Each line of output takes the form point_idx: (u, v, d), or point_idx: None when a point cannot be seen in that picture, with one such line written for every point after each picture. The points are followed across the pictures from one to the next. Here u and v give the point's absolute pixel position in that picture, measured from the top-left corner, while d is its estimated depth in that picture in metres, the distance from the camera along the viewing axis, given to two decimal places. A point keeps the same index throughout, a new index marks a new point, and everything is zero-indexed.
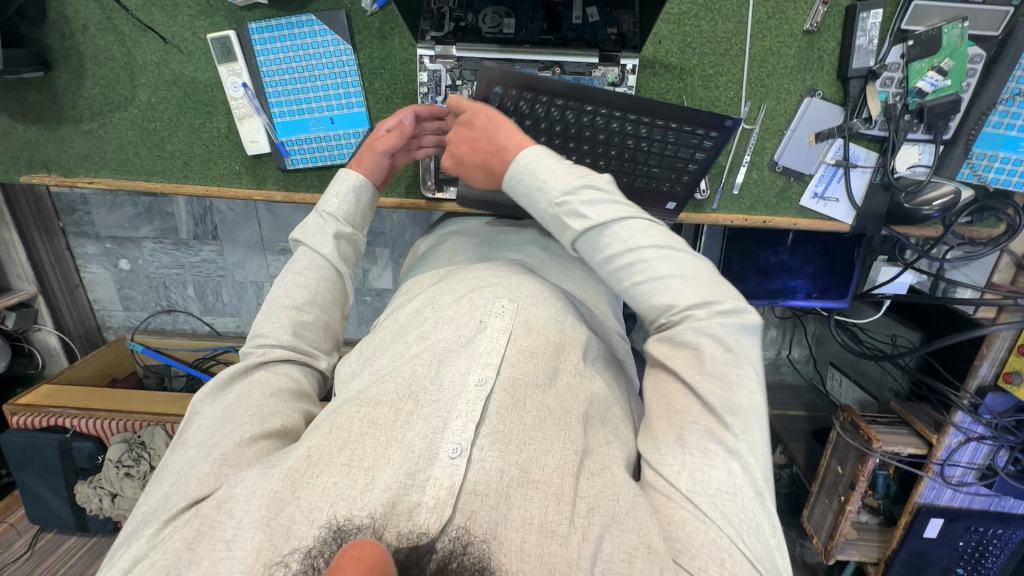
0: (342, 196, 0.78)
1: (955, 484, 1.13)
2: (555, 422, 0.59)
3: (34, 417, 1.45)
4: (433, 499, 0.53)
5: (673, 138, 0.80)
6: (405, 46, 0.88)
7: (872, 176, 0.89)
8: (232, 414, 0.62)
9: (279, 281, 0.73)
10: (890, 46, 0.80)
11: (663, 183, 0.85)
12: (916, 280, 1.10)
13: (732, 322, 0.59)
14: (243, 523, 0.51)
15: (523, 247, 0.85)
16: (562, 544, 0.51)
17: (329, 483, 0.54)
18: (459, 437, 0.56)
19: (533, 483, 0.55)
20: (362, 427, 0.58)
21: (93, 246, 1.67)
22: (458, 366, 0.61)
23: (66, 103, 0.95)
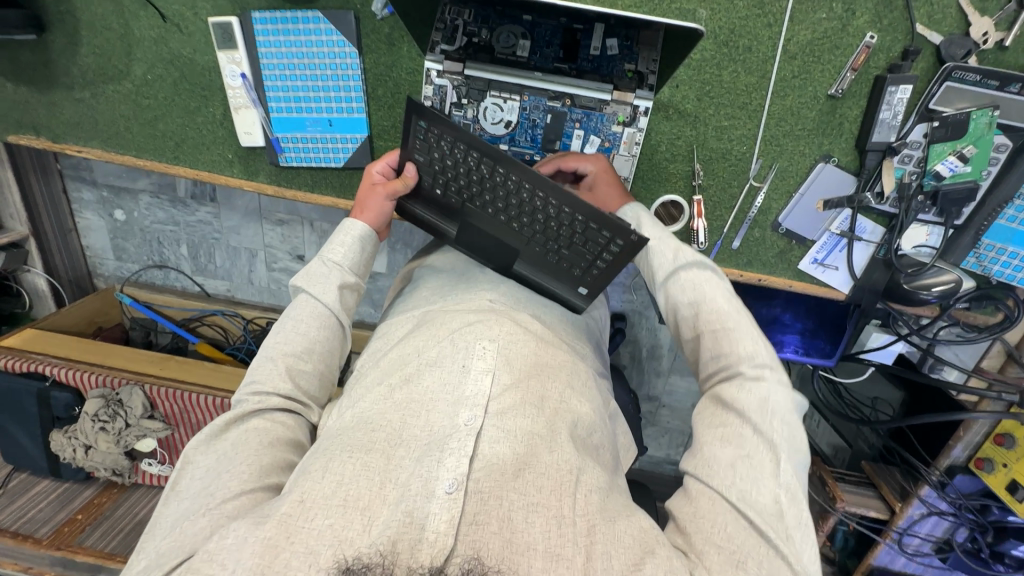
0: (347, 244, 0.78)
1: (909, 553, 1.15)
2: (547, 444, 0.61)
3: (17, 360, 1.44)
4: (434, 533, 0.53)
5: (581, 229, 0.75)
6: (412, 56, 0.85)
7: (875, 251, 0.86)
8: (228, 463, 0.60)
9: (278, 326, 0.72)
10: (914, 124, 0.77)
11: (573, 267, 0.79)
12: (904, 349, 1.09)
13: (704, 281, 0.70)
14: (235, 574, 0.48)
15: (500, 284, 0.80)
16: (568, 567, 0.52)
17: (325, 525, 0.53)
18: (454, 471, 0.57)
19: (535, 505, 0.56)
20: (354, 470, 0.58)
21: (89, 193, 1.65)
22: (445, 411, 0.63)
23: (59, 68, 0.92)
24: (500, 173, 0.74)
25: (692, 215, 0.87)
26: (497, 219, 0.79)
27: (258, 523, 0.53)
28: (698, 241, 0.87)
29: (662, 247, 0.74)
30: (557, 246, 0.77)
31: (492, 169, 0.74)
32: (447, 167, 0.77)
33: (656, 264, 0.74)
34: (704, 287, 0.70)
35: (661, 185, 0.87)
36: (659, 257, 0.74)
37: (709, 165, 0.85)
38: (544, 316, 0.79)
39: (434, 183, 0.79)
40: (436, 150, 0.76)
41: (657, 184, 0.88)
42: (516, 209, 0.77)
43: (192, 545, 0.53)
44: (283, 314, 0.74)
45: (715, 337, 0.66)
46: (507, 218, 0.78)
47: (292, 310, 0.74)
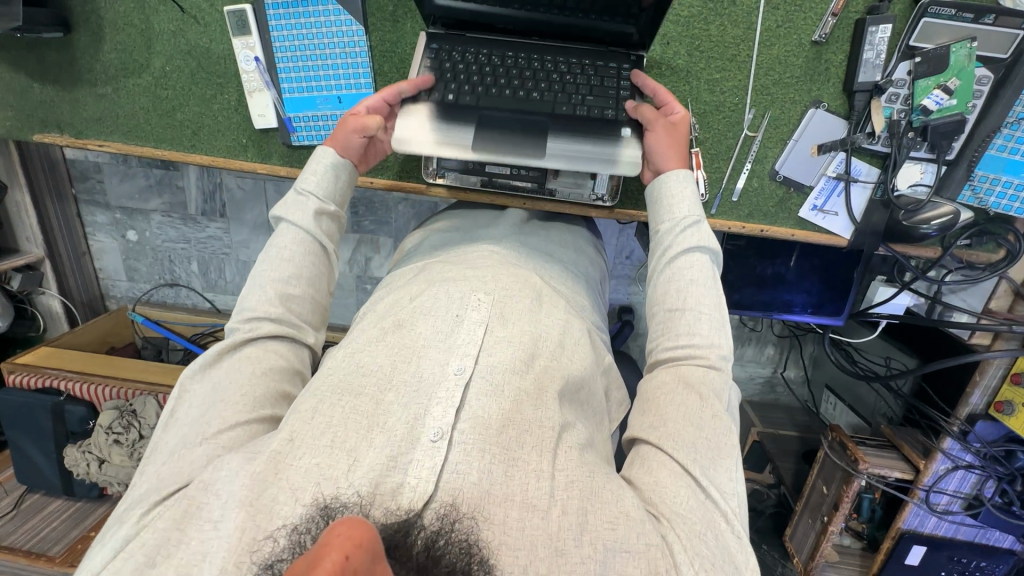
0: (319, 173, 0.79)
1: (939, 512, 1.13)
2: (532, 401, 0.59)
3: (33, 377, 1.48)
4: (416, 480, 0.52)
5: (594, 71, 0.83)
6: (416, 31, 0.90)
7: (872, 192, 0.88)
8: (221, 393, 0.61)
9: (262, 256, 0.73)
10: (897, 62, 0.81)
11: (605, 111, 0.82)
12: (913, 303, 1.09)
13: (704, 269, 0.72)
14: (227, 504, 0.51)
15: (502, 239, 0.85)
16: (542, 518, 0.51)
17: (311, 464, 0.53)
18: (440, 421, 0.55)
19: (513, 460, 0.55)
20: (344, 413, 0.57)
21: (102, 216, 1.70)
22: (436, 358, 0.61)
23: (83, 66, 0.97)
24: (509, 56, 0.85)
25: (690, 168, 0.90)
26: (517, 96, 0.83)
27: (247, 460, 0.54)
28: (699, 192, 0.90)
29: (687, 223, 0.75)
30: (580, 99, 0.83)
31: (501, 56, 0.85)
32: (458, 73, 0.84)
33: (673, 231, 0.75)
34: (702, 284, 0.71)
35: None
36: (674, 232, 0.75)
37: (704, 118, 0.88)
38: (541, 271, 0.80)
39: (446, 91, 0.83)
40: (448, 59, 0.85)
41: None
42: (531, 81, 0.84)
43: (185, 475, 0.55)
44: (265, 244, 0.75)
45: (698, 319, 0.69)
46: (526, 92, 0.83)
47: (274, 238, 0.75)
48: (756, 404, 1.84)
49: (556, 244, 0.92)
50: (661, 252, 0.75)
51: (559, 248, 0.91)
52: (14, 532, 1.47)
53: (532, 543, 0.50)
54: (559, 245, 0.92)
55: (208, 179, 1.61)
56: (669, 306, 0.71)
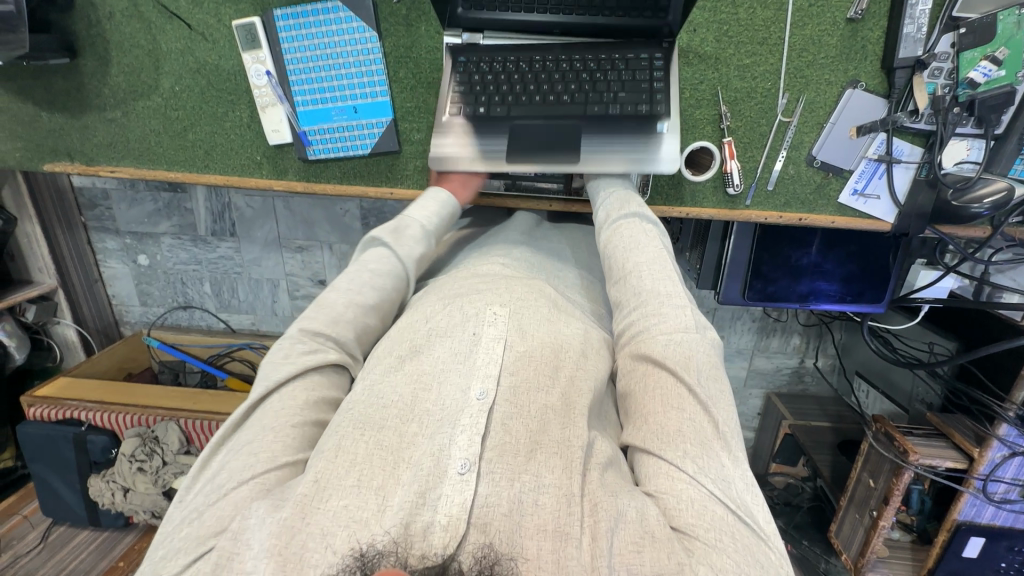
0: (439, 214, 0.82)
1: (998, 501, 1.08)
2: (560, 420, 0.56)
3: (52, 409, 1.46)
4: (446, 517, 0.48)
5: (625, 65, 0.80)
6: (431, 34, 0.86)
7: (916, 172, 0.85)
8: (274, 420, 0.57)
9: (356, 275, 0.72)
10: (939, 35, 0.77)
11: (639, 106, 0.79)
12: (956, 284, 1.07)
13: (647, 232, 0.74)
14: (260, 552, 0.45)
15: (513, 250, 0.83)
16: (578, 546, 0.47)
17: (339, 507, 0.49)
18: (466, 451, 0.52)
19: (545, 486, 0.51)
20: (368, 449, 0.53)
21: (113, 242, 1.69)
22: (457, 383, 0.58)
23: (90, 91, 0.95)
24: (538, 59, 0.83)
25: (723, 158, 0.86)
26: (547, 102, 0.82)
27: (275, 507, 0.49)
28: (733, 182, 0.87)
29: (621, 194, 0.80)
30: (611, 97, 0.80)
31: (528, 61, 0.83)
32: (486, 86, 0.83)
33: (607, 205, 0.79)
34: (638, 246, 0.72)
35: (689, 132, 0.87)
36: (608, 205, 0.79)
37: (735, 105, 0.85)
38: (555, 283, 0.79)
39: (477, 103, 0.83)
40: (476, 70, 0.83)
41: (685, 131, 0.87)
42: (562, 81, 0.82)
43: (218, 523, 0.49)
44: (360, 262, 0.74)
45: (640, 275, 0.68)
46: (556, 95, 0.82)
47: (369, 256, 0.75)
48: (784, 395, 1.79)
49: (566, 250, 0.92)
50: (601, 226, 0.78)
51: (571, 255, 0.91)
52: (43, 567, 1.45)
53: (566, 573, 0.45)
54: (570, 256, 0.91)
55: (217, 200, 1.59)
56: (612, 276, 0.72)
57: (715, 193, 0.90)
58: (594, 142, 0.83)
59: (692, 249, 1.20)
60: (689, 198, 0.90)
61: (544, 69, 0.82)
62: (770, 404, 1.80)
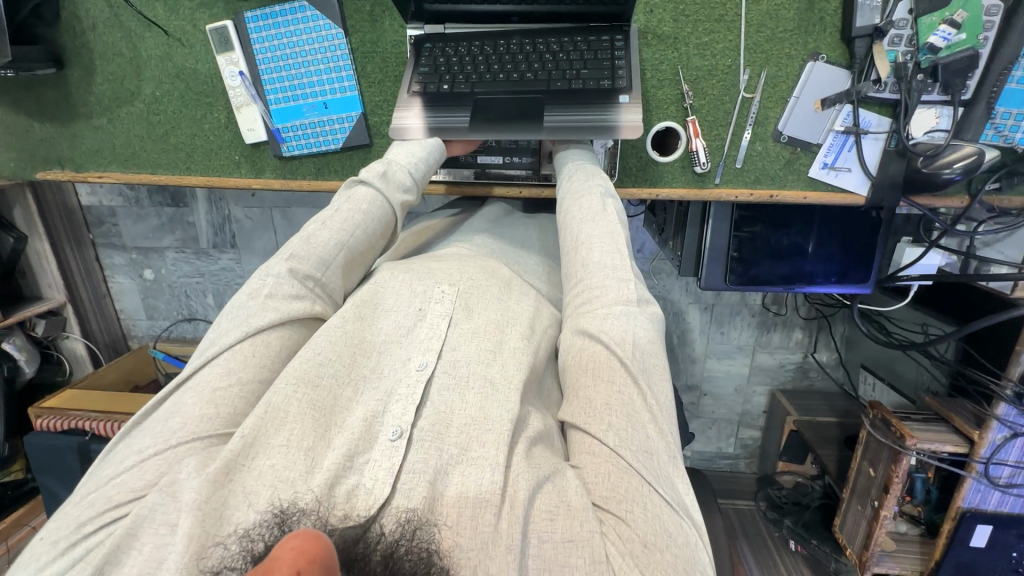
0: (418, 160, 0.79)
1: (1002, 485, 1.03)
2: (498, 397, 0.56)
3: (58, 420, 1.49)
4: (372, 480, 0.49)
5: (585, 45, 0.82)
6: (395, 28, 0.88)
7: (886, 143, 0.83)
8: (240, 368, 0.55)
9: (338, 213, 0.69)
10: (896, 2, 0.76)
11: (601, 81, 0.80)
12: (944, 262, 1.04)
13: (604, 205, 0.74)
14: (185, 508, 0.45)
15: (476, 237, 0.84)
16: (495, 513, 0.47)
17: (265, 466, 0.49)
18: (399, 419, 0.54)
19: (471, 458, 0.51)
20: (301, 407, 0.53)
21: (119, 257, 1.74)
22: (399, 355, 0.61)
23: (78, 100, 0.99)
24: (501, 43, 0.84)
25: (689, 137, 0.87)
26: (510, 79, 0.82)
27: (204, 464, 0.48)
28: (700, 161, 0.87)
29: (589, 168, 0.80)
30: (573, 73, 0.81)
31: (493, 45, 0.84)
32: (451, 67, 0.85)
33: (573, 175, 0.80)
34: (593, 219, 0.72)
35: (653, 113, 0.87)
36: (573, 175, 0.79)
37: (697, 84, 0.85)
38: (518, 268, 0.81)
39: (441, 81, 0.84)
40: (441, 55, 0.85)
41: (649, 112, 0.87)
42: (525, 62, 0.83)
43: (151, 476, 0.48)
44: (340, 201, 0.71)
45: (591, 249, 0.69)
46: (519, 74, 0.82)
47: (351, 196, 0.71)
48: (789, 391, 1.75)
49: (532, 233, 0.94)
50: (567, 195, 0.77)
51: (537, 238, 0.94)
52: None
53: (483, 540, 0.45)
54: (536, 240, 0.92)
55: (217, 213, 1.63)
56: (567, 244, 0.73)
57: (684, 173, 0.89)
58: (555, 114, 0.82)
59: (675, 237, 1.19)
60: (656, 179, 0.90)
61: (508, 52, 0.84)
62: (774, 402, 1.75)
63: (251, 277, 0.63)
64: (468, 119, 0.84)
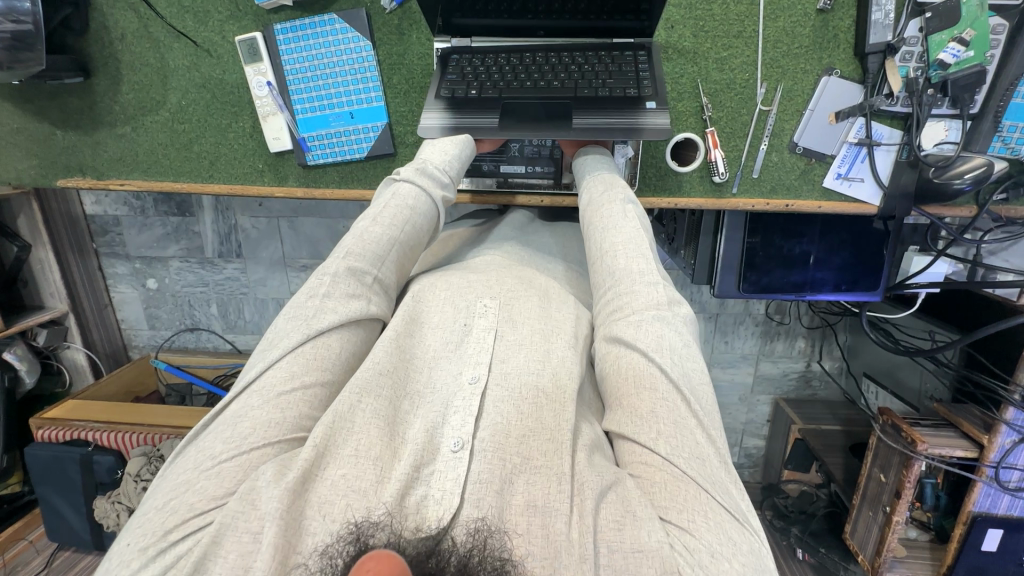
0: (451, 155, 0.80)
1: (1012, 490, 1.05)
2: (552, 407, 0.59)
3: (60, 431, 1.47)
4: (440, 491, 0.51)
5: (610, 58, 0.84)
6: (422, 41, 0.91)
7: (898, 154, 0.86)
8: (302, 370, 0.58)
9: (383, 211, 0.71)
10: (907, 20, 0.80)
11: (627, 89, 0.82)
12: (951, 270, 1.06)
13: (624, 210, 0.76)
14: (268, 513, 0.46)
15: (504, 245, 0.87)
16: (565, 521, 0.49)
17: (337, 476, 0.51)
18: (459, 430, 0.56)
19: (535, 468, 0.53)
20: (366, 418, 0.56)
21: (123, 266, 1.73)
22: (449, 369, 0.64)
23: (102, 109, 1.00)
24: (527, 55, 0.86)
25: (708, 148, 0.89)
26: (536, 86, 0.84)
27: (281, 473, 0.50)
28: (719, 171, 0.89)
29: (606, 176, 0.82)
30: (600, 81, 0.83)
31: (519, 57, 0.86)
32: (478, 75, 0.86)
33: (590, 184, 0.82)
34: (617, 225, 0.73)
35: (673, 124, 0.90)
36: (591, 188, 0.81)
37: (716, 97, 0.88)
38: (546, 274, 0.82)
39: (468, 87, 0.85)
40: (468, 65, 0.87)
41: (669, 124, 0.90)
42: (551, 71, 0.85)
43: (229, 484, 0.50)
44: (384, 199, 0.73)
45: (614, 256, 0.70)
46: (546, 82, 0.84)
47: (393, 193, 0.74)
48: (793, 400, 1.76)
49: (551, 239, 0.96)
50: (586, 207, 0.79)
51: (556, 244, 0.95)
52: None
53: (556, 548, 0.47)
54: (556, 248, 0.94)
55: (224, 222, 1.64)
56: (592, 254, 0.74)
57: (702, 183, 0.92)
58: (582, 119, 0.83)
59: (685, 247, 1.21)
60: (676, 188, 0.93)
61: (533, 63, 0.86)
62: (778, 410, 1.77)
63: (309, 280, 0.66)
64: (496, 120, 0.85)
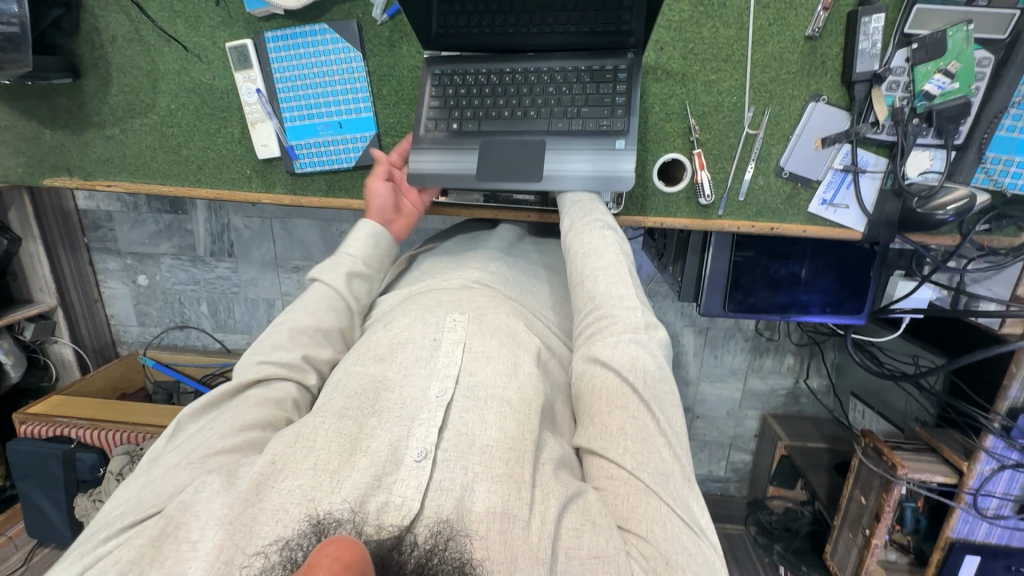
0: (362, 241, 0.83)
1: (990, 517, 1.05)
2: (517, 417, 0.59)
3: (45, 426, 1.47)
4: (401, 497, 0.52)
5: (588, 81, 0.83)
6: (412, 54, 0.91)
7: (882, 182, 0.87)
8: (215, 423, 0.61)
9: (292, 306, 0.75)
10: (893, 50, 0.81)
11: (600, 120, 0.82)
12: (935, 296, 1.07)
13: (606, 238, 0.75)
14: (207, 523, 0.50)
15: (488, 264, 0.85)
16: (523, 527, 0.50)
17: (293, 486, 0.52)
18: (423, 441, 0.56)
19: (496, 475, 0.53)
20: (329, 436, 0.57)
21: (113, 262, 1.73)
22: (418, 383, 0.62)
23: (91, 110, 1.00)
24: (507, 72, 0.86)
25: (694, 169, 0.89)
26: (513, 116, 0.85)
27: (227, 484, 0.53)
28: (704, 193, 0.89)
29: (587, 202, 0.81)
30: (574, 112, 0.83)
31: (499, 73, 0.86)
32: (458, 97, 0.87)
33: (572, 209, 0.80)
34: (597, 253, 0.74)
35: (661, 144, 0.90)
36: (572, 215, 0.79)
37: (704, 119, 0.88)
38: (519, 297, 0.81)
39: (450, 119, 0.87)
40: (450, 83, 0.87)
41: (657, 144, 0.90)
42: (529, 96, 0.85)
43: (171, 493, 0.54)
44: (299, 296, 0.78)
45: (594, 281, 0.70)
46: (522, 111, 0.85)
47: (308, 289, 0.78)
48: (780, 416, 1.77)
49: (536, 254, 0.97)
50: (567, 231, 0.78)
51: (541, 259, 0.96)
52: None
53: (512, 554, 0.48)
54: (543, 266, 0.94)
55: (215, 221, 1.63)
56: (573, 279, 0.74)
57: (688, 204, 0.92)
58: (553, 155, 0.84)
59: (676, 263, 1.22)
60: (661, 208, 0.92)
61: (511, 87, 0.86)
62: (765, 426, 1.77)
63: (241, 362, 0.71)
64: (472, 155, 0.86)
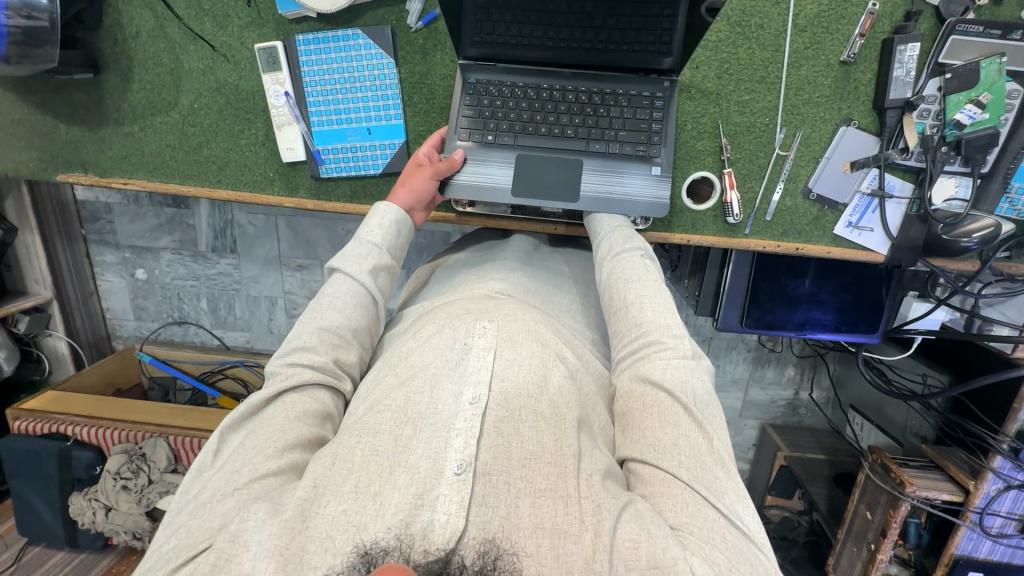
0: (385, 227, 0.80)
1: (994, 535, 1.08)
2: (552, 430, 0.58)
3: (38, 423, 1.42)
4: (445, 515, 0.50)
5: (627, 103, 0.85)
6: (445, 63, 0.90)
7: (908, 207, 0.88)
8: (255, 439, 0.60)
9: (316, 303, 0.73)
10: (926, 79, 0.82)
11: (637, 145, 0.85)
12: (948, 318, 1.10)
13: (647, 267, 0.76)
14: (257, 554, 0.48)
15: (509, 273, 0.84)
16: (576, 542, 0.50)
17: (337, 512, 0.52)
18: (461, 452, 0.54)
19: (541, 491, 0.53)
20: (365, 456, 0.56)
21: (112, 255, 1.68)
22: (450, 388, 0.61)
23: (110, 106, 0.98)
24: (545, 88, 0.86)
25: (723, 189, 0.90)
26: (551, 133, 0.86)
27: (273, 512, 0.52)
28: (733, 212, 0.90)
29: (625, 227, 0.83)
30: (611, 134, 0.85)
31: (536, 88, 0.86)
32: (494, 108, 0.87)
33: (609, 231, 0.82)
34: (640, 280, 0.74)
35: (691, 163, 0.90)
36: (611, 239, 0.80)
37: (735, 138, 0.89)
38: (549, 308, 0.81)
39: (485, 131, 0.87)
40: (486, 94, 0.87)
41: (687, 162, 0.90)
42: (568, 114, 0.86)
43: (220, 520, 0.53)
44: (321, 290, 0.75)
45: (642, 308, 0.70)
46: (560, 128, 0.86)
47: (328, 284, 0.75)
48: (780, 427, 1.78)
49: (560, 263, 0.97)
50: (607, 255, 0.79)
51: (568, 270, 0.96)
52: None
53: (566, 569, 0.48)
54: (570, 277, 0.94)
55: (221, 217, 1.60)
56: (613, 306, 0.74)
57: (715, 222, 0.92)
58: (591, 176, 0.86)
59: (691, 276, 1.22)
60: (689, 225, 0.92)
61: (550, 104, 0.86)
62: (765, 436, 1.79)
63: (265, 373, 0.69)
64: (509, 169, 0.87)
